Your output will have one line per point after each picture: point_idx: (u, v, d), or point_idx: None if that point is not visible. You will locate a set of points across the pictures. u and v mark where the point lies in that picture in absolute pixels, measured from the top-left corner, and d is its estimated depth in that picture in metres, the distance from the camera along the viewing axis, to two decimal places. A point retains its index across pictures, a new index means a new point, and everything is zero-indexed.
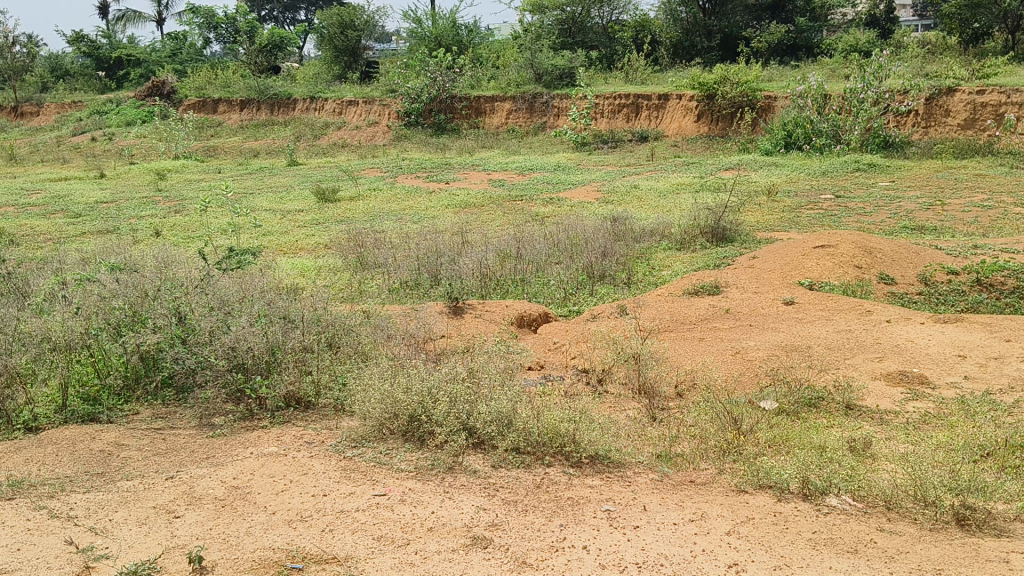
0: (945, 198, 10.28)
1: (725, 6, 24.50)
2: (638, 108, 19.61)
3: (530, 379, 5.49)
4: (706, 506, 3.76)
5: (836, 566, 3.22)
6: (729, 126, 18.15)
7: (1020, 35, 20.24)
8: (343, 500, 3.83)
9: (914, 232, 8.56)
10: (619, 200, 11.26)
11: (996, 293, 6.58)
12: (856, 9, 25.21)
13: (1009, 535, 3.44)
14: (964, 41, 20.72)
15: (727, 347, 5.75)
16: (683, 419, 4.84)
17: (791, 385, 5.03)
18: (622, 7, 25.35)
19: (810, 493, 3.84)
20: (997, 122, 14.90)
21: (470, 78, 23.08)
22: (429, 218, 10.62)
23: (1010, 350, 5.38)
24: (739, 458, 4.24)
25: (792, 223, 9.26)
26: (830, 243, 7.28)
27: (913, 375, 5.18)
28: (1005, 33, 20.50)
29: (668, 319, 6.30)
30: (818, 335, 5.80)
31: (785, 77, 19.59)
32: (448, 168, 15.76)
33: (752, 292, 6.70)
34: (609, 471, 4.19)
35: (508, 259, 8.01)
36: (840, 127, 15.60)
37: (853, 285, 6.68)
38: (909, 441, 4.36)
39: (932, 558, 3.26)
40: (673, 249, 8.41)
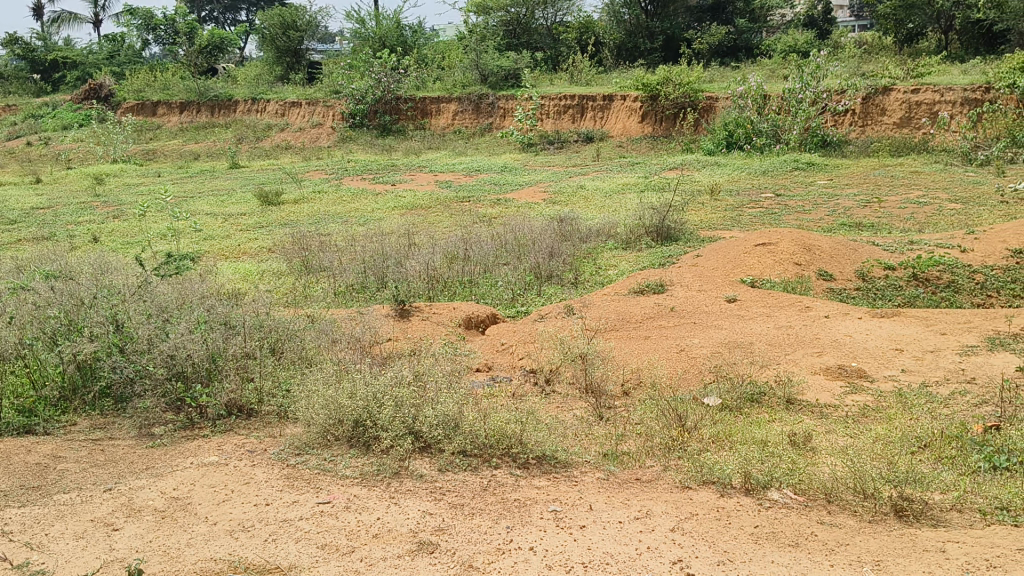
0: (882, 195, 10.53)
1: (667, 8, 24.82)
2: (583, 109, 19.74)
3: (477, 381, 5.48)
4: (651, 504, 3.78)
5: (778, 560, 3.26)
6: (673, 126, 18.36)
7: (952, 35, 20.83)
8: (286, 508, 3.78)
9: (852, 229, 8.75)
10: (565, 200, 11.31)
11: (931, 287, 6.75)
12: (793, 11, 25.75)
13: (944, 525, 3.52)
14: (899, 41, 21.35)
15: (672, 345, 5.81)
16: (629, 417, 4.87)
17: (733, 381, 5.10)
18: (565, 9, 25.43)
19: (752, 488, 3.90)
20: (930, 121, 15.29)
21: (415, 79, 22.99)
22: (374, 220, 10.55)
23: (945, 344, 5.52)
24: (684, 454, 4.28)
25: (734, 222, 9.39)
26: (771, 241, 7.40)
27: (852, 369, 5.28)
28: (938, 33, 21.07)
29: (613, 319, 6.35)
30: (760, 332, 5.89)
31: (726, 78, 19.90)
32: (394, 169, 15.68)
33: (696, 290, 6.78)
34: (556, 471, 4.19)
35: (455, 260, 7.99)
36: (779, 127, 15.88)
37: (793, 282, 6.79)
38: (848, 434, 4.45)
39: (870, 550, 3.32)
40: (619, 248, 8.46)
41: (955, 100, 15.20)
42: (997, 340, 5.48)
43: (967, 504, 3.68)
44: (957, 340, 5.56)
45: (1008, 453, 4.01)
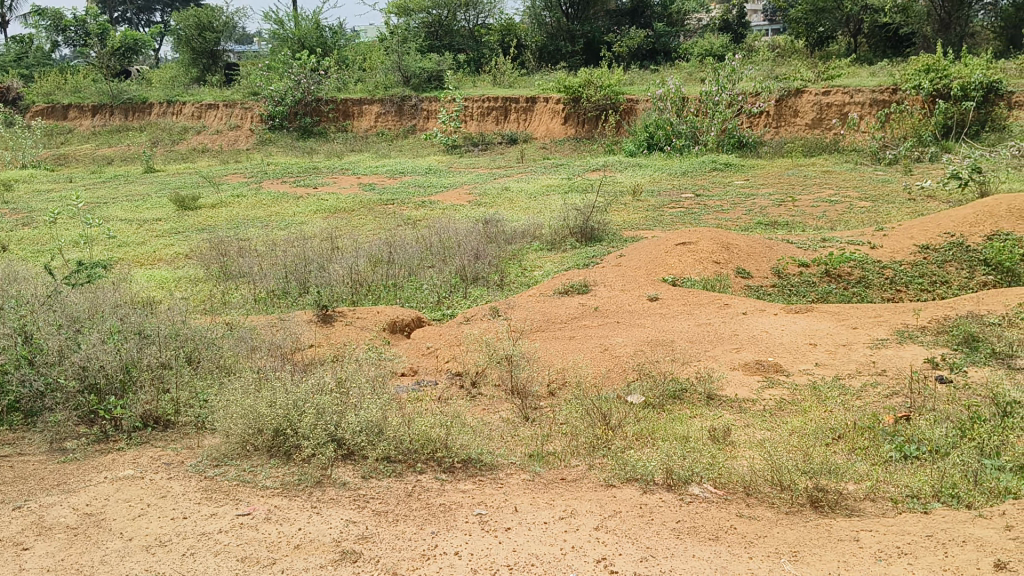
0: (796, 194, 10.84)
1: (588, 10, 25.11)
2: (507, 111, 19.83)
3: (402, 386, 5.44)
4: (575, 503, 3.81)
5: (699, 554, 3.32)
6: (595, 128, 18.58)
7: (860, 39, 21.56)
8: (204, 521, 3.69)
9: (768, 227, 8.98)
10: (489, 202, 11.33)
11: (843, 283, 6.97)
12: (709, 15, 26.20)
13: (858, 514, 3.64)
14: (811, 45, 21.93)
15: (596, 345, 5.86)
16: (554, 417, 4.89)
17: (656, 380, 5.18)
18: (487, 11, 25.49)
19: (673, 483, 3.96)
20: (841, 122, 15.82)
21: (336, 81, 22.71)
22: (295, 224, 10.39)
23: (856, 337, 5.71)
24: (608, 453, 4.33)
25: (655, 222, 9.54)
26: (691, 241, 7.55)
27: (769, 364, 5.41)
28: (847, 36, 21.78)
29: (538, 319, 6.38)
30: (681, 330, 5.99)
31: (645, 80, 20.22)
32: (316, 172, 15.47)
33: (619, 290, 6.86)
34: (481, 474, 4.18)
35: (380, 264, 7.92)
36: (697, 128, 16.15)
37: (713, 280, 6.93)
38: (766, 428, 4.57)
39: (788, 541, 3.41)
40: (544, 250, 8.51)
41: (864, 101, 15.83)
42: (906, 333, 5.68)
43: (880, 493, 3.80)
44: (868, 334, 5.76)
45: (918, 442, 4.17)
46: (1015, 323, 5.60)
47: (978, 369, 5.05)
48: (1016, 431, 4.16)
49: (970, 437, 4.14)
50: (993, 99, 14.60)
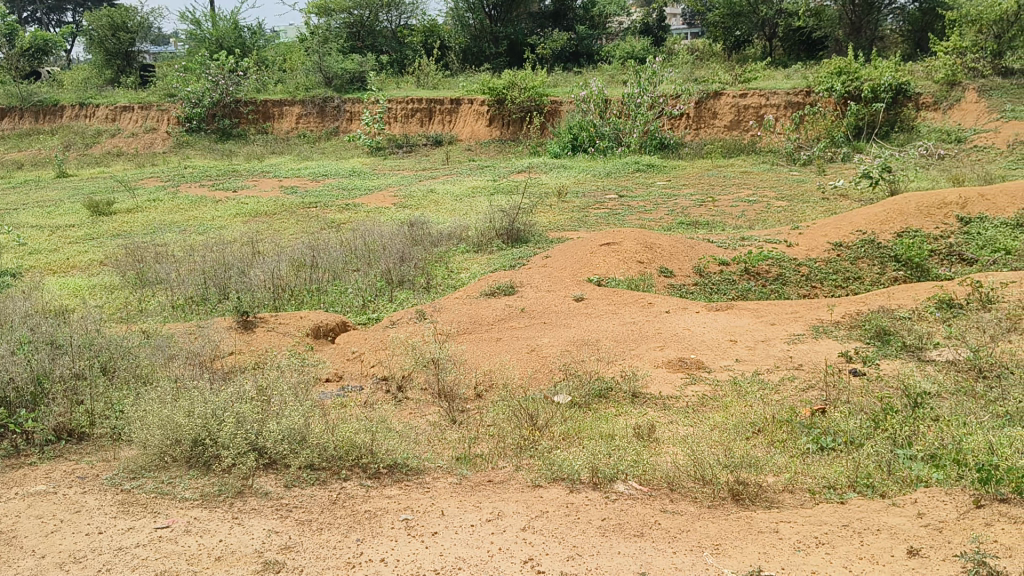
0: (716, 195, 11.06)
1: (511, 13, 25.13)
2: (432, 112, 19.75)
3: (326, 393, 5.37)
4: (502, 505, 3.81)
5: (624, 551, 3.35)
6: (520, 130, 18.70)
7: (775, 43, 22.15)
8: (120, 535, 3.57)
9: (690, 227, 9.15)
10: (415, 204, 11.27)
11: (762, 280, 7.15)
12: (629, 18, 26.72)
13: (777, 506, 3.72)
14: (727, 48, 22.53)
15: (523, 345, 5.88)
16: (482, 420, 4.87)
17: (582, 379, 5.22)
18: (409, 11, 25.26)
19: (599, 481, 4.00)
20: (757, 123, 16.28)
21: (255, 82, 22.28)
22: (215, 228, 10.17)
23: (773, 333, 5.86)
24: (535, 453, 4.34)
25: (580, 222, 9.63)
26: (614, 241, 7.65)
27: (691, 361, 5.51)
28: (762, 40, 22.36)
29: (465, 321, 6.37)
30: (606, 329, 6.05)
31: (569, 82, 20.39)
32: (236, 175, 15.15)
33: (545, 290, 6.90)
34: (407, 479, 4.14)
35: (303, 268, 7.81)
36: (620, 130, 16.32)
37: (637, 279, 7.03)
38: (689, 423, 4.65)
39: (710, 535, 3.47)
40: (470, 251, 8.50)
41: (780, 103, 16.28)
42: (821, 328, 5.85)
43: (798, 485, 3.90)
44: (785, 330, 5.91)
45: (833, 434, 4.31)
46: (924, 317, 5.83)
47: (890, 362, 5.23)
48: (925, 421, 4.32)
49: (883, 428, 4.28)
50: (901, 101, 15.36)
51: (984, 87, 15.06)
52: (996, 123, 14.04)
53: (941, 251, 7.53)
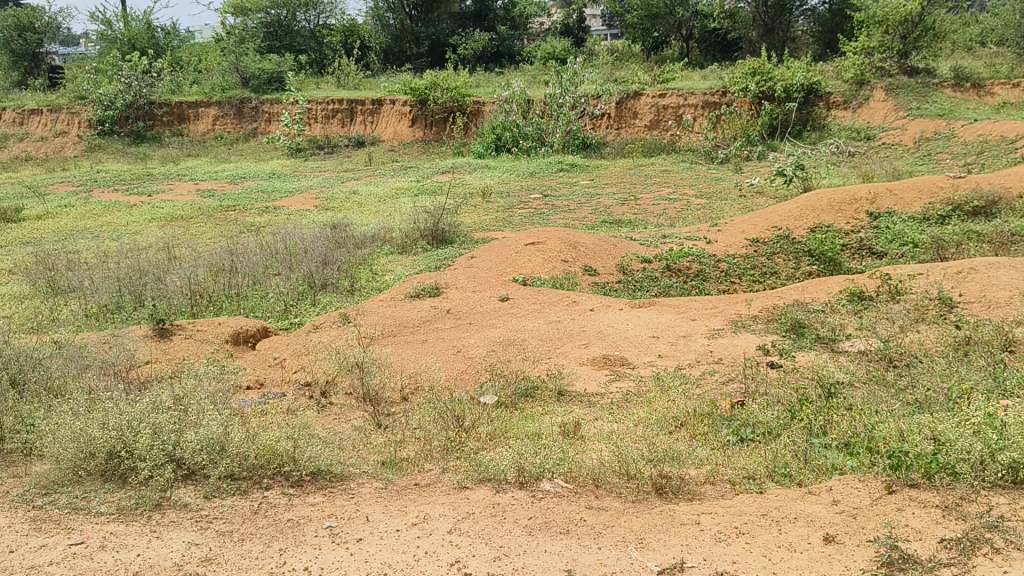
0: (637, 193, 11.22)
1: (431, 13, 25.02)
2: (353, 113, 19.58)
3: (247, 400, 5.26)
4: (428, 508, 3.78)
5: (550, 549, 3.37)
6: (443, 130, 18.64)
7: (692, 43, 22.58)
8: (31, 554, 3.43)
9: (612, 226, 9.26)
10: (337, 206, 11.12)
11: (683, 277, 7.28)
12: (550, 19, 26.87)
13: (699, 498, 3.79)
14: (647, 48, 22.81)
15: (449, 347, 5.86)
16: (407, 423, 4.83)
17: (508, 378, 5.22)
18: (328, 11, 24.89)
19: (525, 480, 4.01)
20: (676, 123, 16.62)
21: (170, 83, 21.67)
22: (129, 233, 9.85)
23: (695, 329, 5.96)
24: (462, 454, 4.32)
25: (505, 222, 9.65)
26: (539, 240, 7.69)
27: (615, 358, 5.57)
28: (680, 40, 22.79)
29: (390, 324, 6.31)
30: (532, 328, 6.08)
31: (491, 83, 20.43)
32: (150, 179, 14.71)
33: (470, 291, 6.89)
34: (332, 485, 4.08)
35: (222, 273, 7.64)
36: (543, 130, 16.39)
37: (561, 278, 7.08)
38: (614, 419, 4.69)
39: (634, 529, 3.51)
40: (395, 253, 8.43)
41: (697, 103, 16.68)
42: (739, 323, 5.99)
43: (719, 476, 3.98)
44: (706, 325, 6.03)
45: (752, 426, 4.41)
46: (837, 309, 6.02)
47: (806, 354, 5.39)
48: (839, 411, 4.46)
49: (800, 418, 4.41)
50: (813, 100, 15.92)
51: (890, 86, 15.64)
52: (902, 121, 14.59)
53: (852, 245, 7.79)
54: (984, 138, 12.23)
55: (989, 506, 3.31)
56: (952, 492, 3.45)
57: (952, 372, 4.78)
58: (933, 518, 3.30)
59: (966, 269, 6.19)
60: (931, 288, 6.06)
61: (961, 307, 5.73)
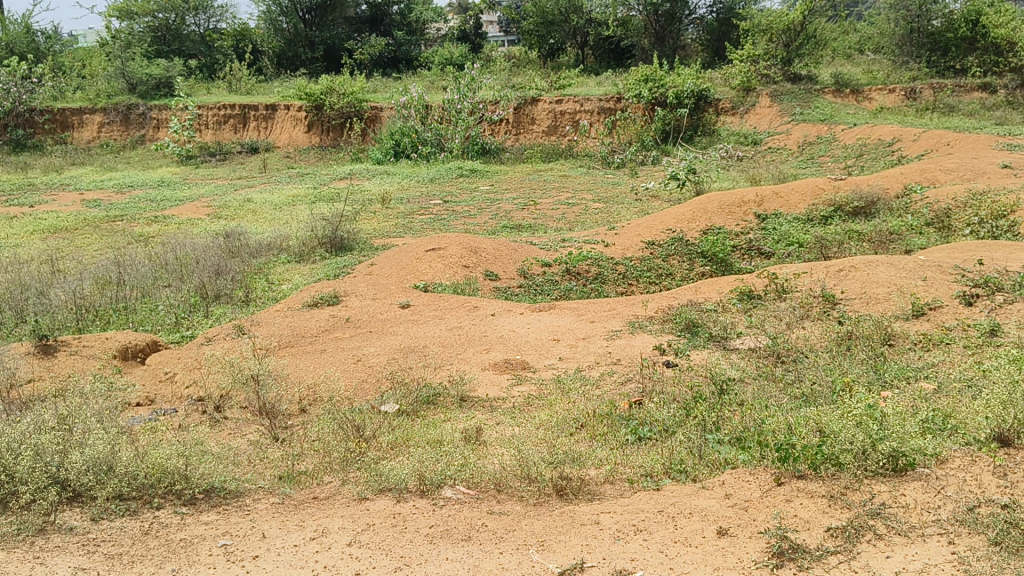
0: (536, 198, 11.32)
1: (325, 17, 24.64)
2: (246, 119, 19.19)
3: (136, 418, 5.06)
4: (327, 521, 3.71)
5: (452, 556, 3.35)
6: (340, 136, 18.39)
7: (587, 51, 23.20)
8: None
9: (512, 230, 9.32)
10: (230, 214, 10.82)
11: (582, 280, 7.39)
12: (447, 25, 27.08)
13: (598, 498, 3.83)
14: (543, 56, 23.36)
15: (348, 356, 5.78)
16: (305, 434, 4.72)
17: (408, 387, 5.18)
18: (218, 15, 24.45)
19: (427, 488, 3.96)
20: (574, 128, 16.90)
21: (51, 89, 20.69)
22: (7, 247, 9.37)
23: (594, 331, 6.05)
24: (362, 465, 4.24)
25: (405, 229, 9.60)
26: (439, 246, 7.68)
27: (516, 361, 5.59)
28: (575, 48, 23.32)
29: (286, 334, 6.18)
30: (432, 334, 6.05)
31: (388, 88, 20.32)
32: (31, 189, 13.99)
33: (370, 299, 6.83)
34: (226, 503, 3.95)
35: (109, 286, 7.34)
36: (442, 136, 16.32)
37: (461, 284, 7.08)
38: (515, 423, 4.70)
39: (535, 531, 3.53)
40: (292, 261, 8.26)
41: (593, 109, 17.02)
42: (636, 323, 6.11)
43: (618, 475, 4.04)
44: (604, 326, 6.13)
45: (649, 425, 4.51)
46: (728, 308, 6.21)
47: (699, 352, 5.53)
48: (731, 407, 4.60)
49: (694, 415, 4.52)
50: (702, 107, 16.53)
51: (775, 92, 16.26)
52: (787, 125, 15.19)
53: (743, 245, 8.05)
54: (863, 141, 12.84)
55: (871, 494, 3.46)
56: (838, 482, 3.59)
57: (836, 366, 4.99)
58: (820, 508, 3.43)
59: (847, 268, 6.47)
60: (814, 286, 6.31)
61: (843, 303, 5.98)
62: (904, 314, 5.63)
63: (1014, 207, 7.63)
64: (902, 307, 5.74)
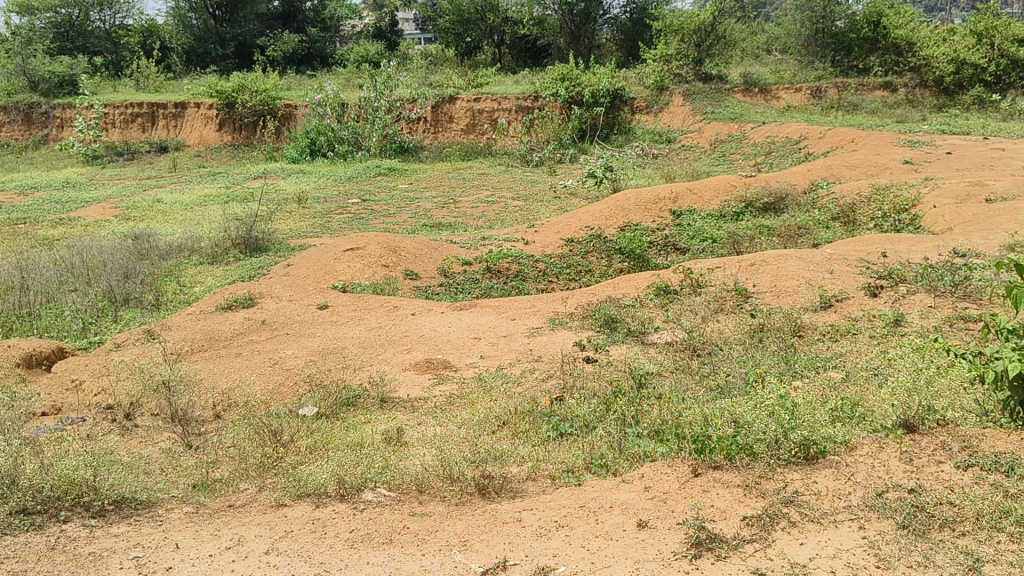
0: (455, 196, 11.30)
1: (236, 14, 24.19)
2: (154, 117, 18.64)
3: (41, 428, 4.84)
4: (243, 529, 3.62)
5: (373, 560, 3.31)
6: (253, 134, 18.01)
7: (503, 49, 23.28)
8: None
9: (432, 229, 9.28)
10: (139, 216, 10.47)
11: (503, 278, 7.41)
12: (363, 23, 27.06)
13: (520, 496, 3.83)
14: (460, 53, 23.33)
15: (265, 359, 5.65)
16: (220, 441, 4.60)
17: (327, 390, 5.10)
18: (125, 11, 23.80)
19: (347, 492, 3.90)
20: (491, 127, 16.95)
21: None
22: None
23: (515, 328, 6.07)
24: (279, 471, 4.15)
25: (323, 228, 9.47)
26: (358, 246, 7.59)
27: (438, 360, 5.56)
28: (492, 46, 23.36)
29: (199, 338, 6.01)
30: (352, 335, 5.98)
31: (303, 86, 20.02)
32: None
33: (286, 300, 6.70)
34: (138, 514, 3.81)
35: (10, 291, 7.02)
36: (359, 134, 16.12)
37: (381, 284, 7.01)
38: (438, 423, 4.67)
39: (458, 532, 3.51)
40: (205, 263, 8.05)
41: (511, 108, 17.11)
42: (557, 320, 6.15)
43: (540, 472, 4.05)
44: (525, 324, 6.15)
45: (570, 420, 4.54)
46: (645, 303, 6.31)
47: (618, 348, 5.60)
48: (650, 400, 4.68)
49: (614, 410, 4.58)
50: (618, 105, 16.76)
51: (687, 92, 16.64)
52: (699, 123, 15.53)
53: (659, 242, 8.18)
54: (771, 139, 13.21)
55: (784, 482, 3.56)
56: (752, 472, 3.68)
57: (749, 358, 5.12)
58: (735, 497, 3.51)
59: (758, 262, 6.66)
60: (728, 280, 6.47)
61: (755, 296, 6.14)
62: (813, 307, 5.81)
63: (914, 201, 7.97)
64: (811, 299, 5.93)
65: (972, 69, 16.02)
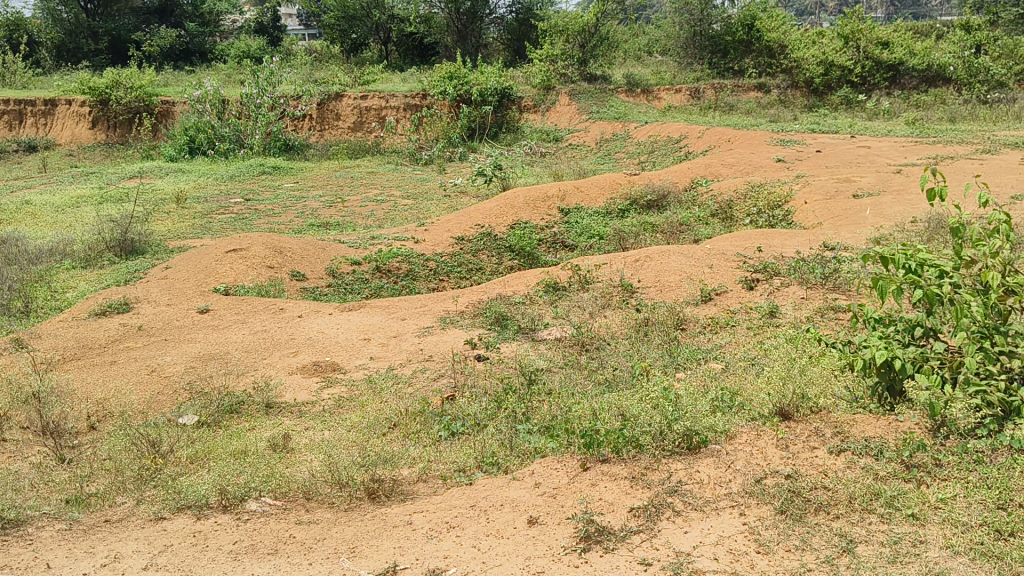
0: (343, 195, 11.13)
1: (109, 7, 23.13)
2: (22, 114, 17.63)
3: None
4: (119, 545, 3.46)
5: (258, 572, 3.23)
6: (128, 132, 17.30)
7: (390, 47, 23.14)
8: None
9: (319, 229, 9.11)
10: (5, 218, 9.89)
11: (393, 277, 7.35)
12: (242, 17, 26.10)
13: (411, 498, 3.79)
14: (345, 50, 23.09)
15: (142, 367, 5.42)
16: (96, 454, 4.38)
17: (210, 397, 4.94)
18: None
19: (229, 503, 3.78)
20: (380, 124, 16.80)
21: None
22: None
23: (404, 328, 6.02)
24: (159, 483, 3.99)
25: (203, 229, 9.17)
26: (242, 246, 7.40)
27: (326, 363, 5.46)
28: (378, 44, 23.21)
29: (72, 347, 5.72)
30: (236, 340, 5.80)
31: (181, 82, 19.40)
32: None
33: (164, 305, 6.45)
34: (4, 534, 3.60)
35: None
36: (241, 132, 15.60)
37: (266, 285, 6.85)
38: (326, 427, 4.58)
39: (346, 538, 3.45)
40: (78, 267, 7.67)
41: (399, 105, 16.98)
42: (447, 319, 6.13)
43: (430, 473, 4.02)
44: (415, 323, 6.10)
45: (460, 419, 4.53)
46: (535, 300, 6.37)
47: (509, 345, 5.62)
48: (539, 396, 4.72)
49: (504, 407, 4.60)
50: (506, 104, 16.85)
51: (572, 92, 16.98)
52: (585, 123, 15.80)
53: (547, 239, 8.27)
54: (654, 138, 13.52)
55: (668, 473, 3.66)
56: (638, 463, 3.77)
57: (634, 352, 5.23)
58: (622, 490, 3.58)
59: (643, 258, 6.82)
60: (614, 276, 6.60)
61: (640, 291, 6.28)
62: (695, 300, 5.98)
63: (787, 198, 8.33)
64: (693, 293, 6.11)
65: (840, 70, 16.84)
